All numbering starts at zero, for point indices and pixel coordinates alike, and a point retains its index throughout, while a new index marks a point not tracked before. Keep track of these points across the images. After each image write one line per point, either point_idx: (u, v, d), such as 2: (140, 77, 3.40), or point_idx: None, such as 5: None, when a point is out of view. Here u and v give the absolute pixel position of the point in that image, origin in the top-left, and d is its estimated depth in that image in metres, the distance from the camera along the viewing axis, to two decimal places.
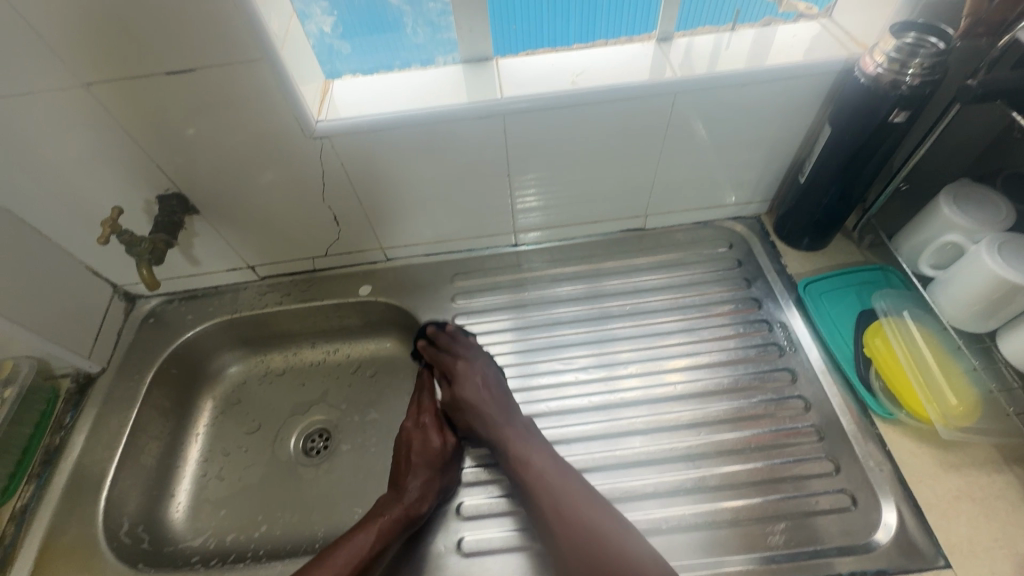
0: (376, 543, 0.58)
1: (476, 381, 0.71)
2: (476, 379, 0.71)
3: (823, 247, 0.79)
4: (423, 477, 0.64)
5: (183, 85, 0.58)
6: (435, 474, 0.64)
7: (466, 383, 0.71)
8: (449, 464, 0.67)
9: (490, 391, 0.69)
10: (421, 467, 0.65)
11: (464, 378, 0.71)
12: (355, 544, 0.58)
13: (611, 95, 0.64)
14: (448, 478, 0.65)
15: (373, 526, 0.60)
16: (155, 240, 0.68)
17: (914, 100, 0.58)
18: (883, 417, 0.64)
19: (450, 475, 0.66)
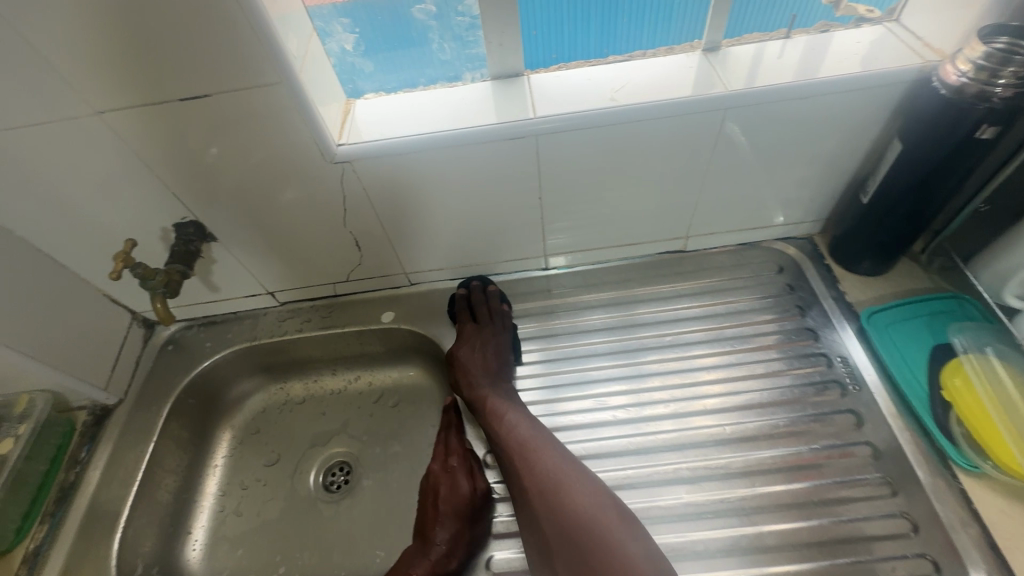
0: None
1: (479, 338, 0.74)
2: (477, 335, 0.74)
3: (886, 272, 0.72)
4: (453, 531, 0.58)
5: (199, 110, 0.55)
6: (466, 528, 0.59)
7: (472, 336, 0.74)
8: (478, 514, 0.60)
9: (492, 356, 0.72)
10: (449, 518, 0.59)
11: (478, 331, 0.75)
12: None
13: (653, 112, 0.59)
14: (478, 530, 0.60)
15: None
16: (170, 272, 0.65)
17: (1006, 115, 0.51)
18: (967, 469, 0.57)
19: (481, 528, 0.60)
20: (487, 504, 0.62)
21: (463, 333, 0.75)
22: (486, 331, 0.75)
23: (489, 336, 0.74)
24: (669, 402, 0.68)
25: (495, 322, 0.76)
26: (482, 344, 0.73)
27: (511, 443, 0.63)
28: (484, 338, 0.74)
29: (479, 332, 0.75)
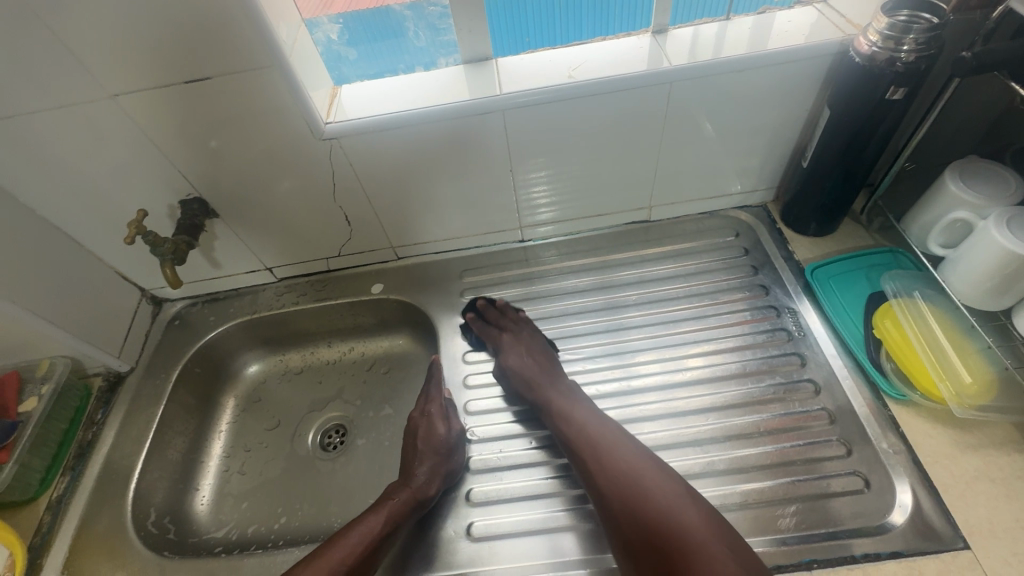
0: (385, 528, 0.60)
1: (530, 360, 0.71)
2: (524, 353, 0.72)
3: (831, 232, 0.79)
4: (435, 463, 0.65)
5: (202, 92, 0.62)
6: (445, 459, 0.65)
7: (525, 355, 0.72)
8: (454, 448, 0.66)
9: (534, 357, 0.72)
10: (428, 453, 0.65)
11: (528, 352, 0.72)
12: (364, 527, 0.59)
13: (608, 85, 0.66)
14: (455, 462, 0.66)
15: (381, 511, 0.61)
16: (177, 241, 0.72)
17: (910, 77, 0.58)
18: (896, 399, 0.63)
19: (458, 459, 0.66)
20: (462, 441, 0.68)
21: (517, 350, 0.73)
22: (538, 352, 0.73)
23: (535, 356, 0.72)
24: (653, 352, 0.74)
25: (534, 344, 0.74)
26: (532, 365, 0.71)
27: (581, 437, 0.62)
28: (535, 355, 0.72)
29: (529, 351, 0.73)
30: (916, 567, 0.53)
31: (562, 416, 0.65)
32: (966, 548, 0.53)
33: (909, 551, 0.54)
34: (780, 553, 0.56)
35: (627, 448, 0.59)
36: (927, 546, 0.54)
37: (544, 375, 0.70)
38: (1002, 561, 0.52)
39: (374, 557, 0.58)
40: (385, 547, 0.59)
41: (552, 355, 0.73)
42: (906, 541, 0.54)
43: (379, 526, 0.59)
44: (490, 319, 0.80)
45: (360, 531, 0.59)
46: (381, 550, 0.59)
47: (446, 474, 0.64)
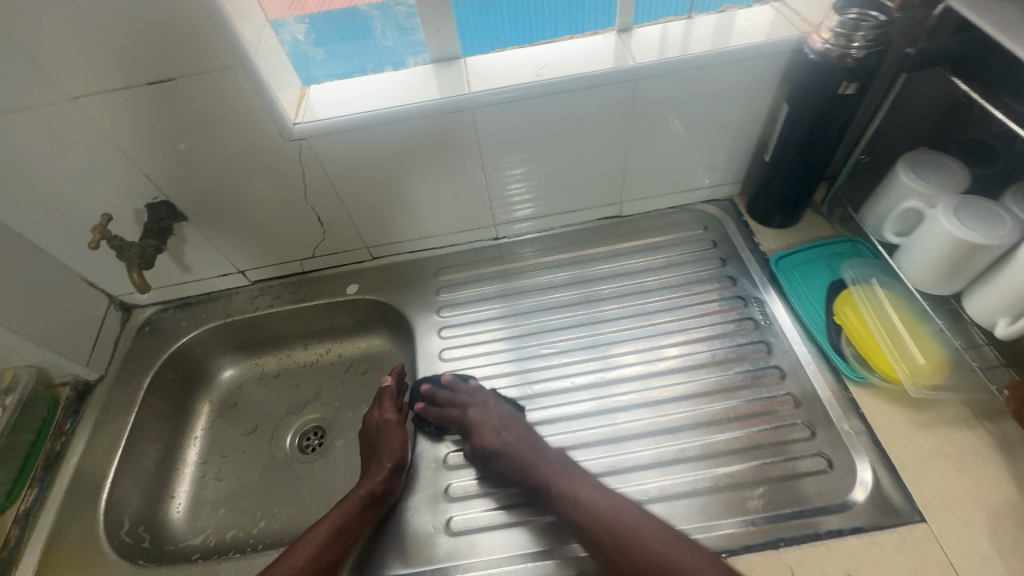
0: (338, 524, 0.60)
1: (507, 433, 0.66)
2: (497, 427, 0.66)
3: (794, 224, 0.82)
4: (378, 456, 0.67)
5: (165, 93, 0.61)
6: (387, 449, 0.67)
7: (499, 429, 0.66)
8: (392, 433, 0.70)
9: (510, 430, 0.66)
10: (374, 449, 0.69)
11: (504, 427, 0.66)
12: (317, 529, 0.60)
13: (575, 83, 0.67)
14: (394, 450, 0.67)
15: (333, 511, 0.61)
16: (143, 246, 0.71)
17: (861, 72, 0.60)
18: (856, 381, 0.66)
19: (399, 443, 0.68)
20: (402, 430, 0.70)
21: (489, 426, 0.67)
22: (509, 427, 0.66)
23: (509, 429, 0.66)
24: (635, 344, 0.76)
25: (505, 416, 0.68)
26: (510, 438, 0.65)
27: (599, 525, 0.56)
28: (508, 428, 0.66)
29: (500, 421, 0.67)
30: (877, 540, 0.55)
31: (563, 496, 0.59)
32: (923, 521, 0.56)
33: (869, 526, 0.56)
34: (749, 533, 0.57)
35: (670, 545, 0.53)
36: (887, 521, 0.56)
37: (531, 451, 0.64)
38: (955, 532, 0.55)
39: (332, 553, 0.58)
40: (343, 543, 0.59)
41: (525, 424, 0.68)
42: (868, 518, 0.57)
43: (331, 524, 0.60)
44: (444, 398, 0.72)
45: (312, 533, 0.59)
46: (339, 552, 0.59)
47: (392, 464, 0.66)
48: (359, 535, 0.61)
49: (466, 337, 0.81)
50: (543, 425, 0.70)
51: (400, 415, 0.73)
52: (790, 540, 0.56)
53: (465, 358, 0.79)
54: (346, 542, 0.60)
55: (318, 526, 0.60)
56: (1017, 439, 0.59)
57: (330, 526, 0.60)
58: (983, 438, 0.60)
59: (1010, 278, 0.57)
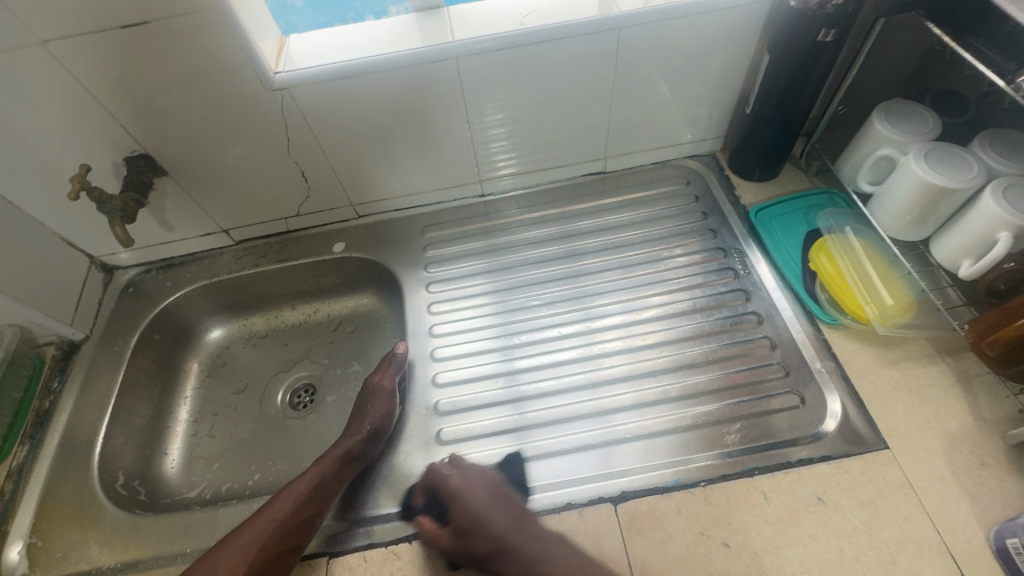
0: (314, 482, 0.61)
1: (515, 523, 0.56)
2: (490, 507, 0.56)
3: (774, 177, 0.84)
4: (360, 418, 0.67)
5: (138, 38, 0.60)
6: (367, 412, 0.67)
7: (490, 510, 0.56)
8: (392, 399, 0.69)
9: (500, 499, 0.57)
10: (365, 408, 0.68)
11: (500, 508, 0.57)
12: (293, 488, 0.61)
13: (558, 32, 0.67)
14: (377, 414, 0.67)
15: (310, 469, 0.63)
16: (124, 199, 0.70)
17: (840, 19, 0.61)
18: (829, 323, 0.69)
19: (381, 409, 0.67)
20: (389, 395, 0.69)
21: (479, 514, 0.56)
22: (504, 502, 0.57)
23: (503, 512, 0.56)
24: (619, 295, 0.78)
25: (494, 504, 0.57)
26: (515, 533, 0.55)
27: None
28: (491, 515, 0.56)
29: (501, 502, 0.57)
30: (844, 467, 0.59)
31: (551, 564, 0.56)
32: (886, 448, 0.60)
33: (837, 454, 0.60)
34: (726, 464, 0.61)
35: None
36: (854, 450, 0.60)
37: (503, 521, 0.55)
38: (915, 457, 0.59)
39: (308, 509, 0.59)
40: (321, 500, 0.60)
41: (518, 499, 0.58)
42: (836, 447, 0.60)
43: (307, 483, 0.61)
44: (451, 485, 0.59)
45: (288, 491, 0.60)
46: (316, 507, 0.60)
47: (370, 428, 0.66)
48: (337, 492, 0.62)
49: (454, 291, 0.82)
50: (531, 370, 0.73)
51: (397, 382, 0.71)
52: (764, 468, 0.60)
53: (452, 311, 0.80)
54: (323, 499, 0.61)
55: (293, 485, 0.61)
56: (975, 372, 0.63)
57: (306, 484, 0.61)
58: (944, 372, 0.64)
59: (972, 221, 0.60)
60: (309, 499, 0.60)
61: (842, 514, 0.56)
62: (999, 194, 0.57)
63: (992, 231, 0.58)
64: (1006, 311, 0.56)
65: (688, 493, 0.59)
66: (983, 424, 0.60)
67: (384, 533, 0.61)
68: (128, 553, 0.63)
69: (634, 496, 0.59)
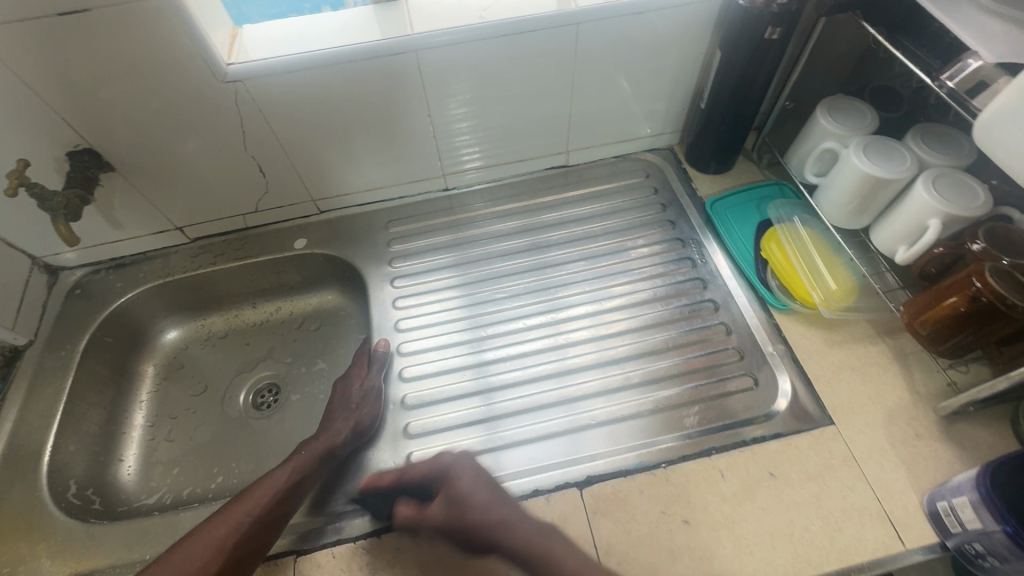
0: (290, 479, 0.60)
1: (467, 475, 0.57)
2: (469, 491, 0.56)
3: (727, 170, 0.87)
4: (344, 415, 0.67)
5: (79, 26, 0.57)
6: (352, 411, 0.67)
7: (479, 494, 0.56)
8: (364, 400, 0.68)
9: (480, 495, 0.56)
10: (340, 409, 0.68)
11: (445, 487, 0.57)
12: (267, 484, 0.60)
13: (518, 25, 0.68)
14: (365, 413, 0.67)
15: (287, 465, 0.62)
16: (67, 195, 0.67)
17: (785, 17, 0.64)
18: (780, 309, 0.73)
19: (366, 409, 0.67)
20: (374, 396, 0.69)
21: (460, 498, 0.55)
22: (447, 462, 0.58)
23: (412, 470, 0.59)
24: (584, 286, 0.80)
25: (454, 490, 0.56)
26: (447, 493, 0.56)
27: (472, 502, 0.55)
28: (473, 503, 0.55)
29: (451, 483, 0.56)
30: (794, 443, 0.62)
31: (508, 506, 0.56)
32: (831, 423, 0.63)
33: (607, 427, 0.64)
34: (685, 445, 0.63)
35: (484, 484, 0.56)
36: (803, 427, 0.63)
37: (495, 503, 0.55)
38: (857, 431, 0.63)
39: (282, 507, 0.58)
40: (294, 497, 0.60)
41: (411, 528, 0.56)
42: (787, 424, 0.64)
43: (281, 480, 0.60)
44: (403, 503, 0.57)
45: (264, 486, 0.59)
46: (287, 501, 0.59)
47: (353, 427, 0.65)
48: (311, 487, 0.62)
49: (421, 286, 0.82)
50: (499, 362, 0.73)
51: (381, 381, 0.71)
52: (721, 448, 0.62)
53: (418, 306, 0.80)
54: (296, 497, 0.60)
55: (269, 482, 0.60)
56: (910, 350, 0.67)
57: (282, 481, 0.60)
58: (883, 351, 0.68)
59: (906, 210, 0.64)
60: (283, 495, 0.59)
61: (792, 487, 0.59)
62: (929, 184, 0.61)
63: (923, 218, 0.62)
64: (936, 291, 0.60)
65: (650, 474, 0.61)
66: (918, 398, 0.64)
67: (352, 528, 0.60)
68: (83, 564, 0.61)
69: (599, 480, 0.61)
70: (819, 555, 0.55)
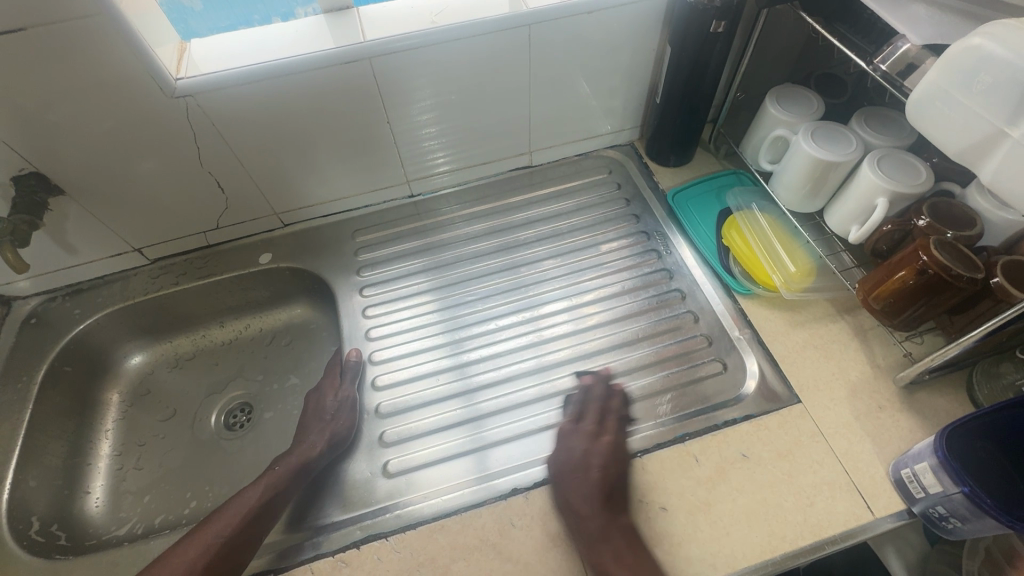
0: (264, 495, 0.60)
1: (597, 450, 0.61)
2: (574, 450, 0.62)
3: (687, 162, 0.89)
4: (318, 428, 0.66)
5: (17, 45, 0.55)
6: (325, 424, 0.67)
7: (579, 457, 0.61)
8: (338, 411, 0.68)
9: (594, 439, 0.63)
10: (315, 422, 0.68)
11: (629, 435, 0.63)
12: (242, 501, 0.60)
13: (472, 28, 0.68)
14: (339, 425, 0.67)
15: (259, 482, 0.61)
16: (13, 221, 0.65)
17: (728, 11, 0.66)
18: (743, 294, 0.74)
19: (340, 421, 0.66)
20: (348, 407, 0.68)
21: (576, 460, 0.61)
22: (599, 437, 0.62)
23: (604, 435, 0.63)
24: (556, 284, 0.80)
25: (615, 450, 0.62)
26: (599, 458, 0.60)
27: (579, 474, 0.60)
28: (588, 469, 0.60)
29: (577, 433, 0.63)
30: (764, 423, 0.64)
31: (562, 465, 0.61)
32: (799, 402, 0.65)
33: (613, 410, 0.66)
34: (660, 433, 0.64)
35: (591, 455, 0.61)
36: (771, 407, 0.65)
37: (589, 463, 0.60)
38: (823, 407, 0.64)
39: (255, 524, 0.58)
40: (269, 513, 0.59)
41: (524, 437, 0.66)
42: (756, 405, 0.65)
43: (255, 497, 0.60)
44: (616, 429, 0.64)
45: (239, 503, 0.59)
46: (262, 518, 0.59)
47: (328, 439, 0.65)
48: (286, 503, 0.61)
49: (392, 292, 0.82)
50: (474, 364, 0.73)
51: (356, 390, 0.70)
52: (695, 433, 0.63)
53: (391, 313, 0.79)
54: (271, 513, 0.59)
55: (242, 499, 0.60)
56: (869, 326, 0.70)
57: (256, 497, 0.60)
58: (844, 329, 0.70)
59: (855, 191, 0.66)
60: (256, 512, 0.59)
61: (764, 466, 0.61)
62: (874, 164, 0.64)
63: (872, 197, 0.65)
64: (887, 268, 0.62)
65: (627, 464, 0.62)
66: (879, 371, 0.66)
67: (330, 542, 0.59)
68: None
69: None
70: (793, 531, 0.57)
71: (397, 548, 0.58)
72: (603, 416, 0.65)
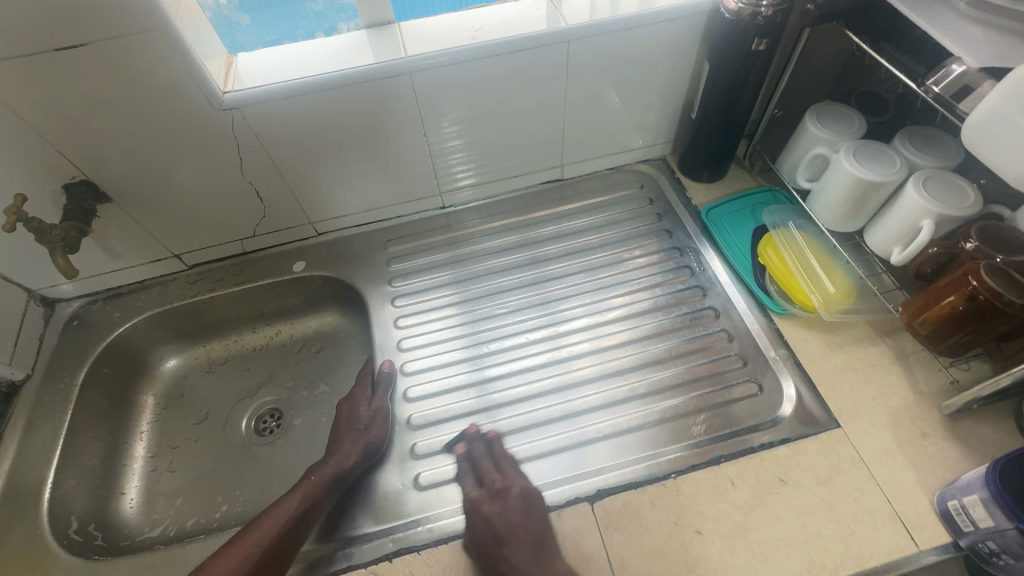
0: (302, 506, 0.60)
1: (508, 510, 0.59)
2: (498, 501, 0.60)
3: (721, 178, 0.88)
4: (353, 436, 0.66)
5: (75, 60, 0.57)
6: (360, 433, 0.66)
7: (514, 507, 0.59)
8: (373, 421, 0.68)
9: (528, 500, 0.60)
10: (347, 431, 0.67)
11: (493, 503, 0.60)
12: (279, 510, 0.59)
13: (510, 45, 0.69)
14: (374, 436, 0.67)
15: (296, 491, 0.61)
16: (65, 228, 0.67)
17: (771, 29, 0.65)
18: (780, 313, 0.73)
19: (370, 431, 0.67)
20: (379, 417, 0.68)
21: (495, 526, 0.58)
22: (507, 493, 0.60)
23: (510, 490, 0.61)
24: (583, 300, 0.80)
25: (525, 499, 0.60)
26: (513, 517, 0.58)
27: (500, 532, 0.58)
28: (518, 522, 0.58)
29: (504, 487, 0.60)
30: (802, 447, 0.62)
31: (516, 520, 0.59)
32: (838, 426, 0.64)
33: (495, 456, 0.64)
34: (694, 455, 0.63)
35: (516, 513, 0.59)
36: (809, 431, 0.64)
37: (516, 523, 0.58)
38: (864, 433, 0.63)
39: (293, 534, 0.58)
40: (306, 524, 0.59)
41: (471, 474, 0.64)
42: (793, 429, 0.64)
43: (292, 506, 0.59)
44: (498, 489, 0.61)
45: (276, 513, 0.59)
46: (299, 529, 0.58)
47: (363, 449, 0.65)
48: (322, 512, 0.61)
49: (420, 304, 0.82)
50: (500, 379, 0.73)
51: (389, 401, 0.71)
52: (730, 456, 0.62)
53: (419, 325, 0.80)
54: (307, 523, 0.59)
55: (279, 509, 0.59)
56: (911, 350, 0.68)
57: (294, 507, 0.59)
58: (886, 352, 0.68)
59: (899, 212, 0.65)
60: (294, 522, 0.58)
61: (803, 491, 0.59)
62: (920, 186, 0.62)
63: (917, 219, 0.63)
64: (933, 290, 0.61)
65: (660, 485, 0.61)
66: (922, 397, 0.64)
67: (362, 553, 0.59)
68: None
69: (610, 493, 0.61)
70: (834, 560, 0.55)
71: (428, 563, 0.58)
72: (500, 468, 0.63)
